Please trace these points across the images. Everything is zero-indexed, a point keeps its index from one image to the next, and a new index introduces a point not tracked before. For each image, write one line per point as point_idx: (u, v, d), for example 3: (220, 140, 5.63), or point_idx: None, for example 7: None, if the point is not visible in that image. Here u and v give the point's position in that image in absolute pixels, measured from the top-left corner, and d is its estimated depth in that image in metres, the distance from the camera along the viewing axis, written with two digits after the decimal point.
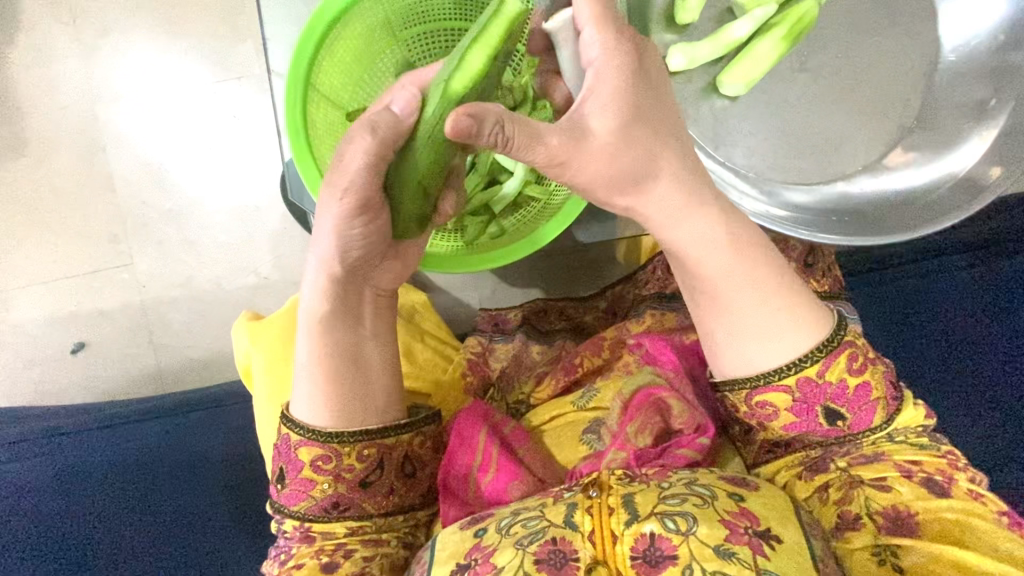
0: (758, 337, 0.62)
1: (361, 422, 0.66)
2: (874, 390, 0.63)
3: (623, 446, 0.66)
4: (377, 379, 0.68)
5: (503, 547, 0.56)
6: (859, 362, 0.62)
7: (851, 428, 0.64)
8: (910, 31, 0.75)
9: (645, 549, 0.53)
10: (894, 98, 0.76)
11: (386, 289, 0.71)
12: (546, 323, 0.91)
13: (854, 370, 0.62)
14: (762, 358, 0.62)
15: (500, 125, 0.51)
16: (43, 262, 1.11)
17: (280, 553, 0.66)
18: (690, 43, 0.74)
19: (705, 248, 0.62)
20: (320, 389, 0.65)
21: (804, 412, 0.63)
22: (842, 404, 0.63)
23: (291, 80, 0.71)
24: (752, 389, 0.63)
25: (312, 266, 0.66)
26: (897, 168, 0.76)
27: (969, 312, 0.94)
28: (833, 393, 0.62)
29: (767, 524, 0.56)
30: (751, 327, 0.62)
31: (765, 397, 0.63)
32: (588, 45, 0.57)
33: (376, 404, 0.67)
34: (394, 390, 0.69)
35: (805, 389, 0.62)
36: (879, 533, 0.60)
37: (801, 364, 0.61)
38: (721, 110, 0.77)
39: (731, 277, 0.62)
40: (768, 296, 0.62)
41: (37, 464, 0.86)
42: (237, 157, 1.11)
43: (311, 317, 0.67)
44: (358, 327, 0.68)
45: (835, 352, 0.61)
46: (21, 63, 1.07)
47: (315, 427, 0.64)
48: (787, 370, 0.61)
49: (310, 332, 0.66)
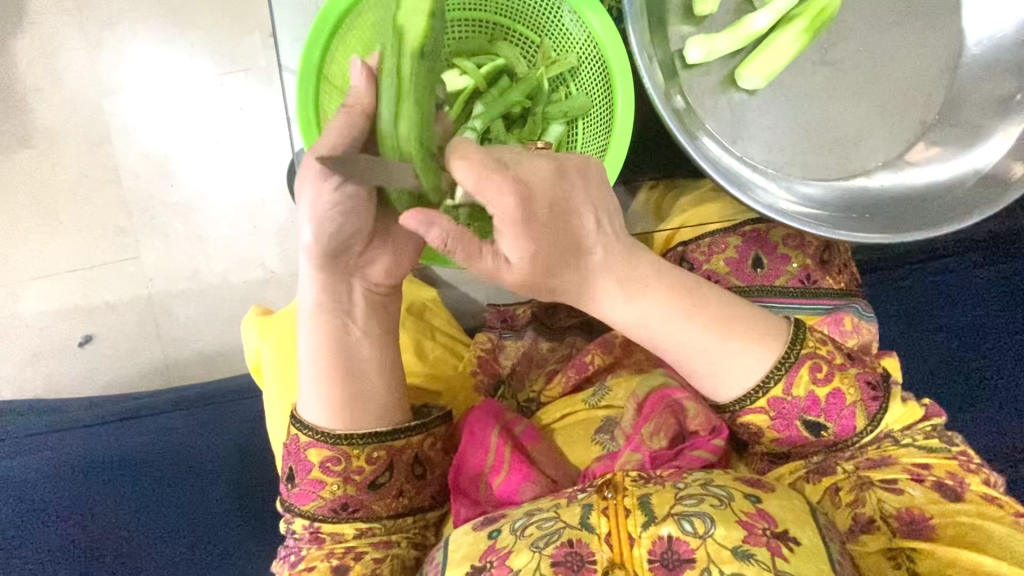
0: (723, 371, 0.62)
1: (368, 424, 0.65)
2: (846, 396, 0.61)
3: (638, 448, 0.64)
4: (374, 378, 0.67)
5: (518, 549, 0.55)
6: (824, 371, 0.61)
7: (837, 435, 0.63)
8: (933, 24, 0.74)
9: (663, 552, 0.52)
10: (916, 92, 0.75)
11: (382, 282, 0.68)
12: (557, 321, 0.88)
13: (820, 380, 0.61)
14: (730, 388, 0.62)
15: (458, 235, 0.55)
16: (50, 253, 1.10)
17: (291, 554, 0.65)
18: (708, 35, 0.73)
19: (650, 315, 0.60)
20: (326, 388, 0.65)
21: (786, 428, 0.62)
22: (819, 415, 0.62)
23: (302, 70, 0.71)
24: (733, 413, 0.63)
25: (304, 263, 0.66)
26: (917, 166, 0.75)
27: (987, 310, 0.92)
28: (805, 406, 0.61)
29: (785, 525, 0.54)
30: (709, 367, 0.62)
31: (744, 420, 0.63)
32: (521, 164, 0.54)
33: (370, 406, 0.65)
34: (396, 389, 0.68)
35: (778, 407, 0.62)
36: (895, 536, 0.59)
37: (767, 386, 0.61)
38: (739, 104, 0.75)
39: (685, 335, 0.61)
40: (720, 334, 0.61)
41: (43, 459, 0.85)
42: (244, 149, 1.10)
43: (306, 315, 0.67)
44: (349, 322, 0.67)
45: (793, 367, 0.61)
46: (27, 52, 1.06)
47: (322, 427, 0.64)
48: (754, 393, 0.61)
49: (311, 323, 0.66)
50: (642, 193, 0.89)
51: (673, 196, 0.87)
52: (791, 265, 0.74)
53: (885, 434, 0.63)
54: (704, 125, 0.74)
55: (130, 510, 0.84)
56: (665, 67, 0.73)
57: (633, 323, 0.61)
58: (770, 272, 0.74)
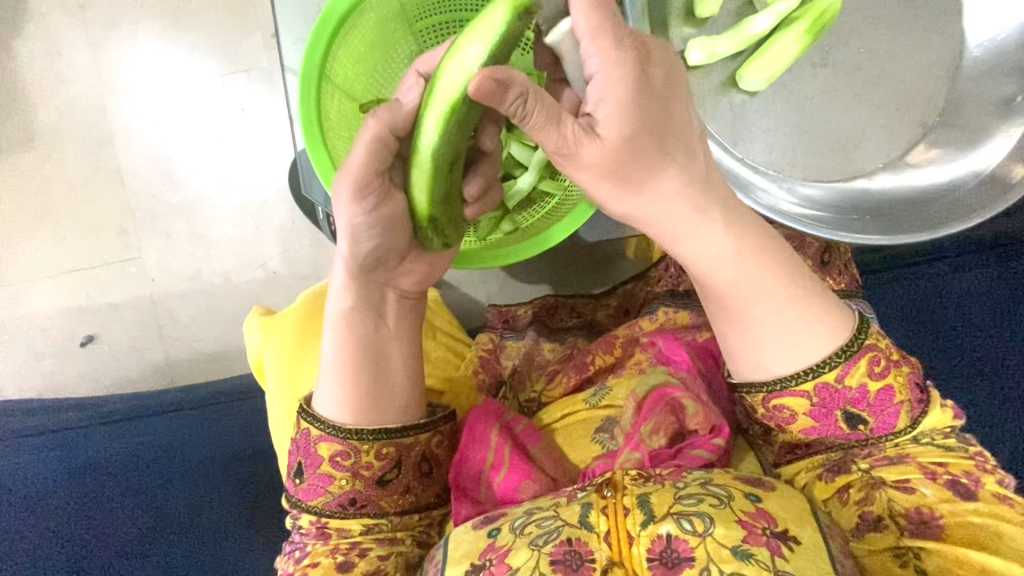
0: (780, 339, 0.60)
1: (384, 420, 0.65)
2: (897, 393, 0.61)
3: (637, 447, 0.64)
4: (400, 380, 0.67)
5: (517, 547, 0.55)
6: (880, 365, 0.60)
7: (873, 432, 0.62)
8: (934, 27, 0.74)
9: (661, 551, 0.52)
10: (918, 95, 0.75)
11: (411, 291, 0.68)
12: (556, 321, 0.91)
13: (875, 374, 0.60)
14: (780, 362, 0.60)
15: (524, 98, 0.49)
16: (53, 254, 1.10)
17: (295, 549, 0.65)
18: (709, 37, 0.73)
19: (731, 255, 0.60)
20: (342, 384, 0.65)
21: (823, 417, 0.62)
22: (862, 409, 0.61)
23: (303, 76, 0.71)
24: (768, 394, 0.61)
25: (338, 264, 0.65)
26: (920, 166, 0.75)
27: (986, 312, 0.92)
28: (852, 398, 0.60)
29: (785, 524, 0.54)
30: (765, 332, 0.61)
31: (780, 402, 0.61)
32: (588, 57, 0.52)
33: (394, 406, 0.66)
34: (419, 392, 0.68)
35: (824, 393, 0.60)
36: (902, 535, 0.59)
37: (820, 369, 0.59)
38: (740, 105, 0.75)
39: (748, 287, 0.60)
40: (783, 305, 0.60)
41: (45, 458, 0.86)
42: (246, 150, 1.10)
43: (335, 315, 0.66)
44: (381, 323, 0.67)
45: (855, 356, 0.59)
46: (31, 54, 1.07)
47: (338, 422, 0.64)
48: (805, 374, 0.60)
49: (336, 330, 0.66)
50: None
51: None
52: None
53: (912, 435, 0.63)
54: (706, 127, 0.74)
55: (132, 507, 0.84)
56: None
57: (727, 256, 0.60)
58: None
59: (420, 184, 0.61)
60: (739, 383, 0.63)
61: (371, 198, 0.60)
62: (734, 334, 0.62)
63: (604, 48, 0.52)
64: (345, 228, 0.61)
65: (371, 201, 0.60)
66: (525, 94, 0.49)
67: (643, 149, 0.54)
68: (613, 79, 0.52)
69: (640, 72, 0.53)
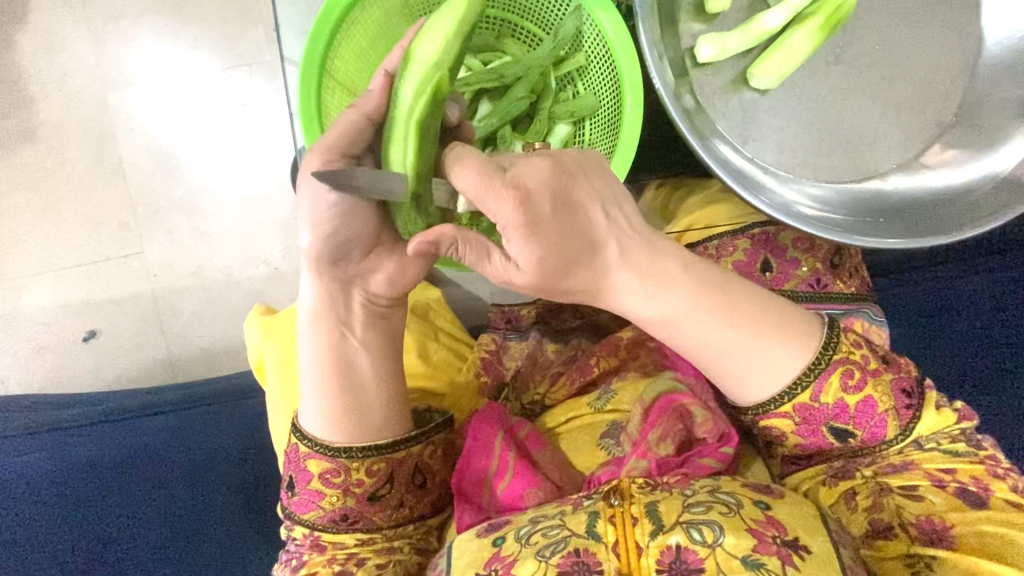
0: (747, 372, 0.59)
1: (365, 436, 0.63)
2: (878, 404, 0.59)
3: (644, 455, 0.64)
4: (372, 391, 0.64)
5: (524, 558, 0.54)
6: (856, 379, 0.59)
7: (864, 441, 0.61)
8: (954, 22, 0.73)
9: (671, 562, 0.51)
10: (935, 93, 0.73)
11: (382, 295, 0.65)
12: (559, 321, 0.87)
13: (851, 388, 0.59)
14: (754, 389, 0.60)
15: (455, 245, 0.55)
16: (54, 248, 1.09)
17: (292, 559, 0.65)
18: (719, 33, 0.71)
19: (676, 312, 0.58)
20: (322, 397, 0.63)
21: (811, 433, 0.61)
22: (846, 422, 0.60)
23: (304, 65, 0.69)
24: (756, 416, 0.61)
25: (303, 274, 0.64)
26: (933, 167, 0.73)
27: (999, 313, 0.91)
28: (833, 413, 0.60)
29: (795, 532, 0.53)
30: (728, 374, 0.60)
31: (766, 423, 0.61)
32: (492, 205, 0.51)
33: (373, 419, 0.64)
34: (396, 401, 0.65)
35: (804, 413, 0.60)
36: (914, 543, 0.58)
37: (794, 391, 0.59)
38: (751, 104, 0.74)
39: (708, 346, 0.59)
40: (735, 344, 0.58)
41: (41, 460, 0.84)
42: (248, 144, 1.09)
43: (306, 327, 0.64)
44: (347, 332, 0.64)
45: (825, 372, 0.58)
46: (32, 46, 1.06)
47: (321, 440, 0.63)
48: (781, 398, 0.59)
49: (311, 337, 0.64)
50: (648, 191, 0.87)
51: (680, 196, 0.84)
52: (801, 269, 0.73)
53: (913, 441, 0.61)
54: (715, 127, 0.72)
55: (133, 510, 0.83)
56: (674, 65, 0.72)
57: (659, 319, 0.58)
58: (779, 275, 0.73)
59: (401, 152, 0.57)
60: (744, 406, 0.61)
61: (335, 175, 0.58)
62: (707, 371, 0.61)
63: (490, 205, 0.51)
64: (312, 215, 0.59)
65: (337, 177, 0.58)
66: (455, 241, 0.55)
67: (560, 270, 0.54)
68: (511, 231, 0.51)
69: (525, 204, 0.50)
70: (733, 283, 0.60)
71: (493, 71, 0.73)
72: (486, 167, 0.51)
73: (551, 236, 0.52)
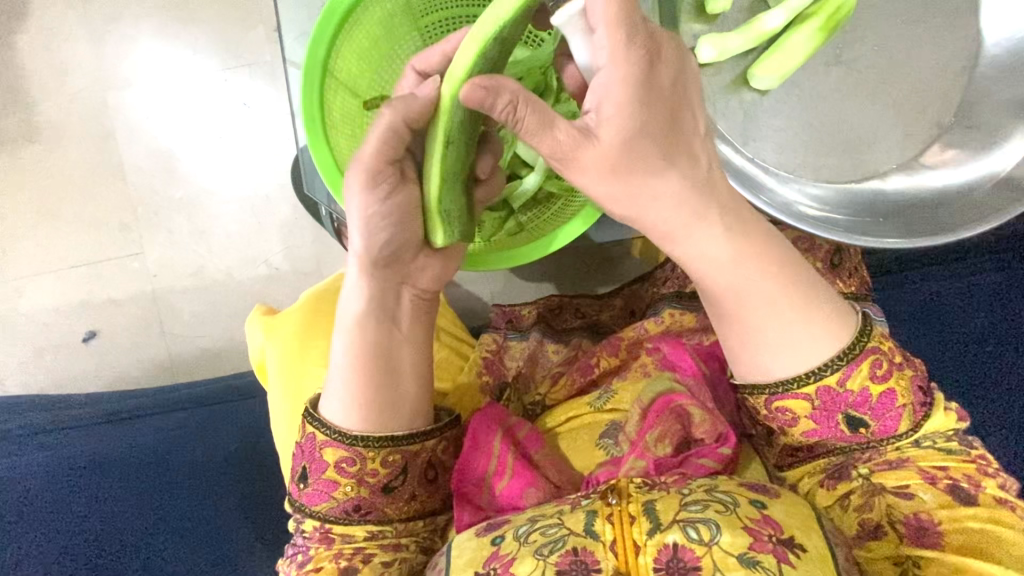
0: (788, 345, 0.59)
1: (401, 426, 0.64)
2: (899, 397, 0.59)
3: (642, 454, 0.64)
4: (408, 384, 0.65)
5: (522, 556, 0.54)
6: (884, 368, 0.59)
7: (875, 434, 0.61)
8: (951, 24, 0.73)
9: (668, 561, 0.51)
10: (933, 95, 0.73)
11: (428, 291, 0.67)
12: (560, 321, 0.88)
13: (878, 378, 0.59)
14: (783, 365, 0.59)
15: (513, 105, 0.50)
16: (55, 249, 1.09)
17: (298, 553, 0.65)
18: (720, 34, 0.72)
19: (737, 260, 0.59)
20: (354, 388, 0.63)
21: (825, 420, 0.60)
22: (864, 412, 0.59)
23: (306, 64, 0.70)
24: (771, 395, 0.60)
25: (350, 264, 0.63)
26: (934, 167, 0.73)
27: (998, 314, 0.91)
28: (854, 402, 0.59)
29: (791, 532, 0.53)
30: (766, 341, 0.59)
31: (779, 404, 0.60)
32: (598, 46, 0.50)
33: (405, 411, 0.64)
34: (428, 400, 0.66)
35: (825, 397, 0.59)
36: (901, 543, 0.59)
37: (822, 373, 0.58)
38: (751, 104, 0.74)
39: (761, 308, 0.59)
40: (785, 309, 0.59)
41: (44, 457, 0.85)
42: (249, 145, 1.09)
43: (349, 319, 0.64)
44: (393, 328, 0.65)
45: (856, 360, 0.58)
46: (33, 47, 1.06)
47: (345, 429, 0.62)
48: (805, 378, 0.58)
49: (348, 331, 0.64)
50: None
51: None
52: None
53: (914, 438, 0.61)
54: (716, 127, 0.72)
55: (134, 507, 0.83)
56: None
57: (723, 288, 0.60)
58: None
59: (434, 183, 0.58)
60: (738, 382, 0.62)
61: (385, 186, 0.57)
62: (733, 335, 0.61)
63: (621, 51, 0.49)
64: (360, 217, 0.59)
65: (384, 187, 0.57)
66: (514, 101, 0.50)
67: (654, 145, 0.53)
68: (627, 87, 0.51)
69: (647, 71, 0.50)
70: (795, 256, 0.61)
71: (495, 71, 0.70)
72: (632, 22, 0.49)
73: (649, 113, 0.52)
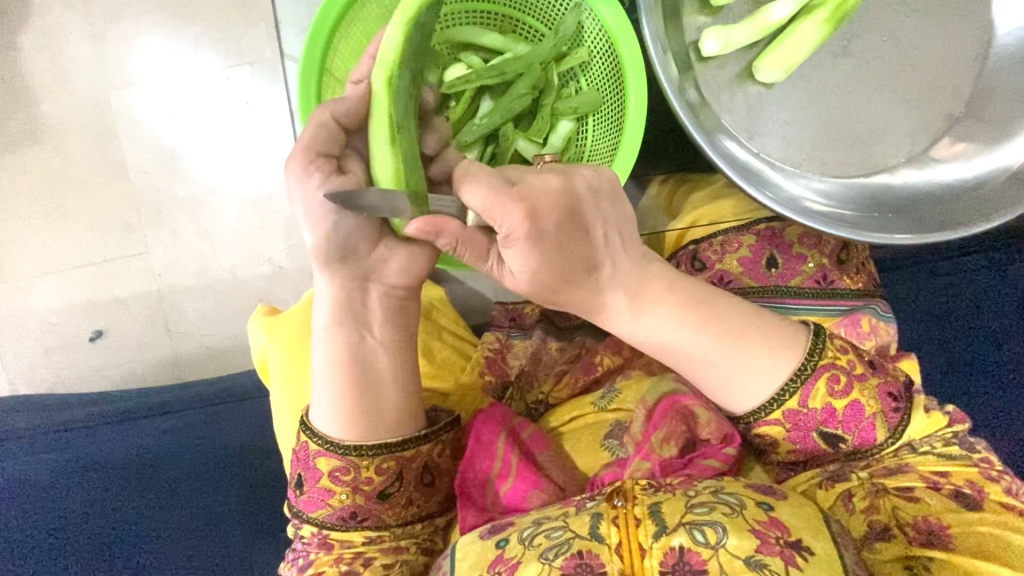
0: (741, 374, 0.59)
1: (381, 435, 0.63)
2: (866, 408, 0.59)
3: (647, 456, 0.62)
4: (390, 390, 0.64)
5: (528, 560, 0.53)
6: (842, 383, 0.59)
7: (855, 446, 0.61)
8: (964, 12, 0.71)
9: (674, 564, 0.50)
10: (943, 86, 0.72)
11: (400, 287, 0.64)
12: (564, 319, 0.87)
13: (839, 393, 0.59)
14: (742, 397, 0.60)
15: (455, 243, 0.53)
16: (61, 249, 1.09)
17: (298, 558, 0.65)
18: (725, 26, 0.70)
19: (662, 331, 0.60)
20: (338, 396, 0.63)
21: (802, 440, 0.60)
22: (836, 426, 0.60)
23: (305, 64, 0.69)
24: (749, 424, 0.61)
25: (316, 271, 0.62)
26: (943, 161, 0.72)
27: (1010, 308, 0.90)
28: (822, 418, 0.59)
29: (798, 534, 0.52)
30: (716, 384, 0.60)
31: (758, 431, 0.61)
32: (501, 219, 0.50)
33: (388, 418, 0.64)
34: (412, 403, 0.65)
35: (794, 419, 0.59)
36: (910, 544, 0.58)
37: (781, 399, 0.59)
38: (756, 98, 0.73)
39: (704, 358, 0.59)
40: (724, 356, 0.59)
41: (49, 460, 0.85)
42: (250, 143, 1.08)
43: (323, 326, 0.64)
44: (368, 332, 0.64)
45: (810, 379, 0.58)
46: (33, 46, 1.05)
47: (332, 438, 0.62)
48: (771, 405, 0.59)
49: (326, 338, 0.63)
50: (653, 185, 0.87)
51: (684, 190, 0.85)
52: (808, 265, 0.72)
53: (905, 443, 0.61)
54: (721, 123, 0.71)
55: (136, 511, 0.83)
56: (678, 59, 0.71)
57: (645, 336, 0.60)
58: (785, 271, 0.72)
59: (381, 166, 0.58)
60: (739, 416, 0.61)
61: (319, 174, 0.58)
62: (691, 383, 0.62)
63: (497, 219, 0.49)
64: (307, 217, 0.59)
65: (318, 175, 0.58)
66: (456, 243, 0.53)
67: (562, 273, 0.54)
68: (516, 240, 0.51)
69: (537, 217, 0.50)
70: (724, 303, 0.61)
71: (495, 67, 0.72)
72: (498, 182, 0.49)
73: (556, 243, 0.52)
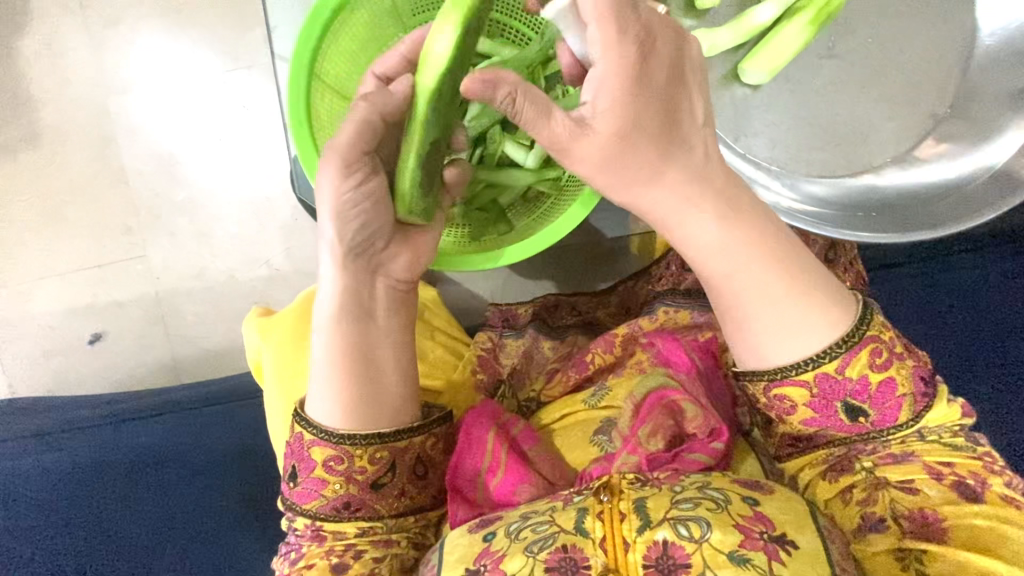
0: (791, 331, 0.58)
1: (384, 423, 0.64)
2: (898, 386, 0.58)
3: (635, 450, 0.64)
4: (391, 379, 0.65)
5: (512, 553, 0.54)
6: (883, 357, 0.58)
7: (875, 424, 0.60)
8: (947, 14, 0.72)
9: (657, 557, 0.51)
10: (928, 86, 0.72)
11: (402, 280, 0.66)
12: (557, 319, 0.88)
13: (877, 366, 0.58)
14: (782, 351, 0.58)
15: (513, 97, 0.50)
16: (60, 252, 1.10)
17: (291, 551, 0.65)
18: (711, 29, 0.72)
19: (728, 254, 0.59)
20: (337, 385, 0.63)
21: (823, 409, 0.59)
22: (864, 400, 0.59)
23: (297, 61, 0.70)
24: (770, 382, 0.59)
25: (325, 261, 0.63)
26: (928, 162, 0.73)
27: (1001, 306, 0.91)
28: (854, 389, 0.58)
29: (782, 528, 0.53)
30: (764, 328, 0.59)
31: (779, 390, 0.59)
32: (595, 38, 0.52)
33: (390, 406, 0.65)
34: (410, 394, 0.67)
35: (825, 384, 0.58)
36: (904, 535, 0.58)
37: (819, 360, 0.57)
38: (742, 99, 0.74)
39: (763, 292, 0.58)
40: (779, 299, 0.58)
41: (47, 459, 0.86)
42: (248, 147, 1.09)
43: (323, 320, 0.64)
44: (370, 321, 0.65)
45: (855, 347, 0.57)
46: (32, 52, 1.06)
47: (330, 427, 0.63)
48: (804, 364, 0.57)
49: (327, 329, 0.64)
50: None
51: None
52: None
53: (917, 430, 0.60)
54: None
55: (135, 510, 0.84)
56: None
57: (711, 253, 0.59)
58: None
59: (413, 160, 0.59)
60: (743, 371, 0.61)
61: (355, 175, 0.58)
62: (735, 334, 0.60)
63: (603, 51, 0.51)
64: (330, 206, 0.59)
65: (358, 176, 0.58)
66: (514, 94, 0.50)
67: (649, 135, 0.54)
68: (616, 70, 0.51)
69: (644, 63, 0.52)
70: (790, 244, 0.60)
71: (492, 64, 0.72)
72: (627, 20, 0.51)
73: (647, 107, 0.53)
